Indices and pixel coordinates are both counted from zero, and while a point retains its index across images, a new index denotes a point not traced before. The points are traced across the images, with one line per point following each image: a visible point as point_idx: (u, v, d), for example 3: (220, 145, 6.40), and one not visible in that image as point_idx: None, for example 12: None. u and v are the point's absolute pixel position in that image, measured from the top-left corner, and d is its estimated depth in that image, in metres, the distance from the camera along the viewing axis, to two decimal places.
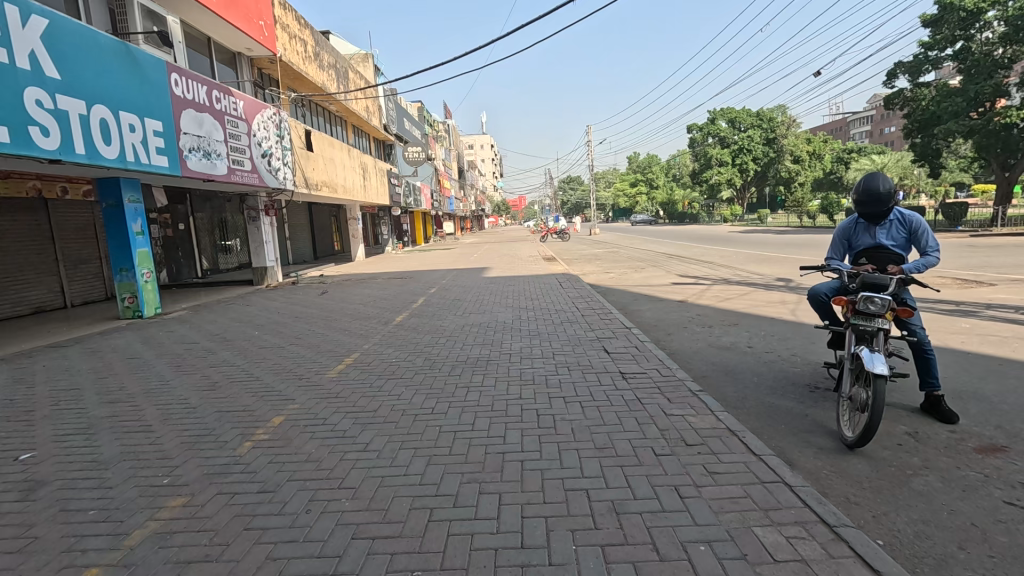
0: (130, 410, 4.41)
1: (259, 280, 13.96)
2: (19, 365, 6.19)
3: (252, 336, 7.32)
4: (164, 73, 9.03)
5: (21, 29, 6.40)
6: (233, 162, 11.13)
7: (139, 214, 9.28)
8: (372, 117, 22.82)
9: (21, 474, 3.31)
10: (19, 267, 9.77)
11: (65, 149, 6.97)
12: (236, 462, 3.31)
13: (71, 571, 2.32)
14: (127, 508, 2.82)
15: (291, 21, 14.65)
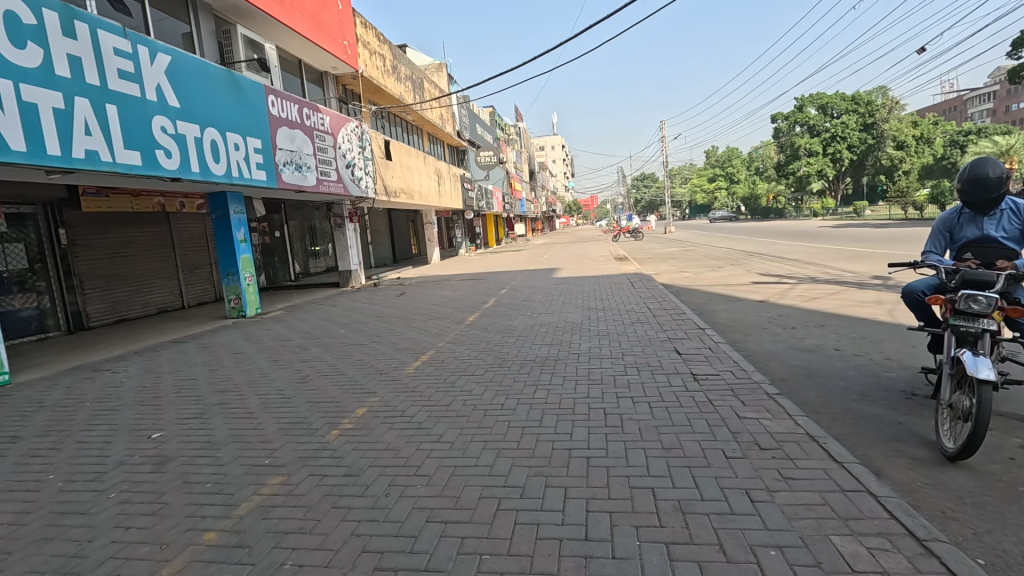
0: (237, 398, 4.98)
1: (344, 282, 14.98)
2: (150, 358, 7.14)
3: (338, 334, 7.91)
4: (262, 96, 10.00)
5: (149, 66, 7.39)
6: (322, 174, 12.04)
7: (243, 223, 10.30)
8: (446, 124, 23.65)
9: (153, 450, 3.86)
10: (147, 273, 11.21)
11: (184, 168, 7.93)
12: (326, 447, 3.65)
13: (193, 534, 2.69)
14: (236, 483, 3.21)
15: (371, 38, 15.60)
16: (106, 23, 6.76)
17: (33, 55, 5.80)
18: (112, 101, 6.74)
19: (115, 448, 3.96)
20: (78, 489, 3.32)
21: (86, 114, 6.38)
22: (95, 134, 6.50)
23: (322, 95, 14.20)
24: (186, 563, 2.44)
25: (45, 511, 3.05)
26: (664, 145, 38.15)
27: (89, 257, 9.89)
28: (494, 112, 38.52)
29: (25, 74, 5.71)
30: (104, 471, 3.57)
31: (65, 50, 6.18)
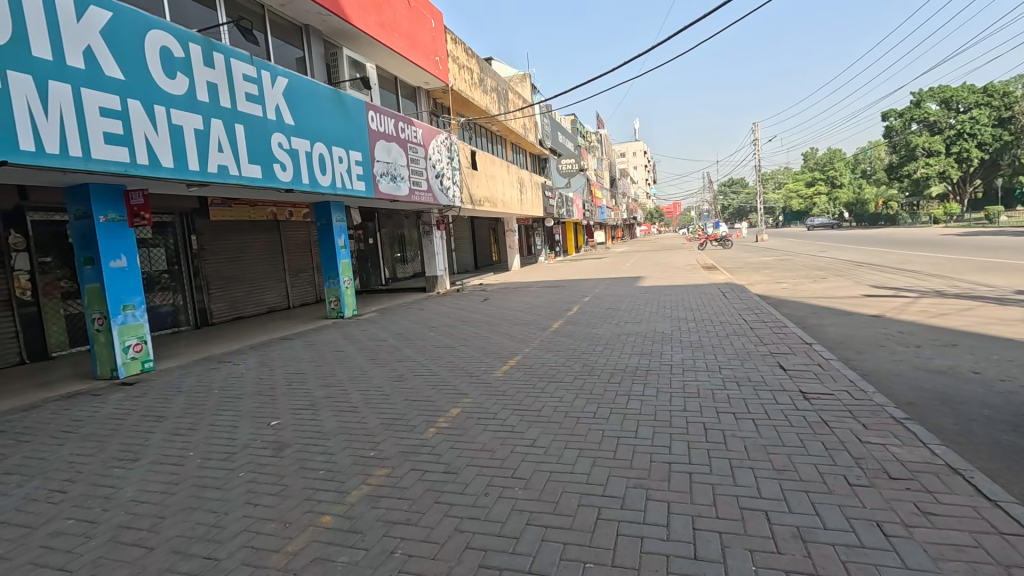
0: (341, 393, 5.35)
1: (430, 287, 15.59)
2: (264, 352, 7.86)
3: (428, 336, 8.23)
4: (363, 112, 10.73)
5: (270, 88, 8.19)
6: (414, 184, 12.64)
7: (343, 231, 11.07)
8: (529, 134, 23.94)
9: (272, 436, 4.24)
10: (260, 275, 12.38)
11: (296, 180, 8.67)
12: (425, 444, 3.80)
13: (312, 515, 2.91)
14: (346, 472, 3.44)
15: (461, 52, 16.22)
16: (237, 52, 7.59)
17: (180, 84, 6.65)
18: (240, 121, 7.55)
19: (241, 432, 4.40)
20: (212, 466, 3.72)
21: (220, 134, 7.19)
22: (226, 151, 7.30)
23: (415, 110, 14.96)
24: (307, 542, 2.64)
25: (188, 484, 3.44)
26: (757, 148, 35.97)
27: (214, 261, 11.11)
28: (576, 120, 38.45)
29: (174, 100, 6.56)
30: (233, 451, 3.98)
31: (205, 77, 7.02)
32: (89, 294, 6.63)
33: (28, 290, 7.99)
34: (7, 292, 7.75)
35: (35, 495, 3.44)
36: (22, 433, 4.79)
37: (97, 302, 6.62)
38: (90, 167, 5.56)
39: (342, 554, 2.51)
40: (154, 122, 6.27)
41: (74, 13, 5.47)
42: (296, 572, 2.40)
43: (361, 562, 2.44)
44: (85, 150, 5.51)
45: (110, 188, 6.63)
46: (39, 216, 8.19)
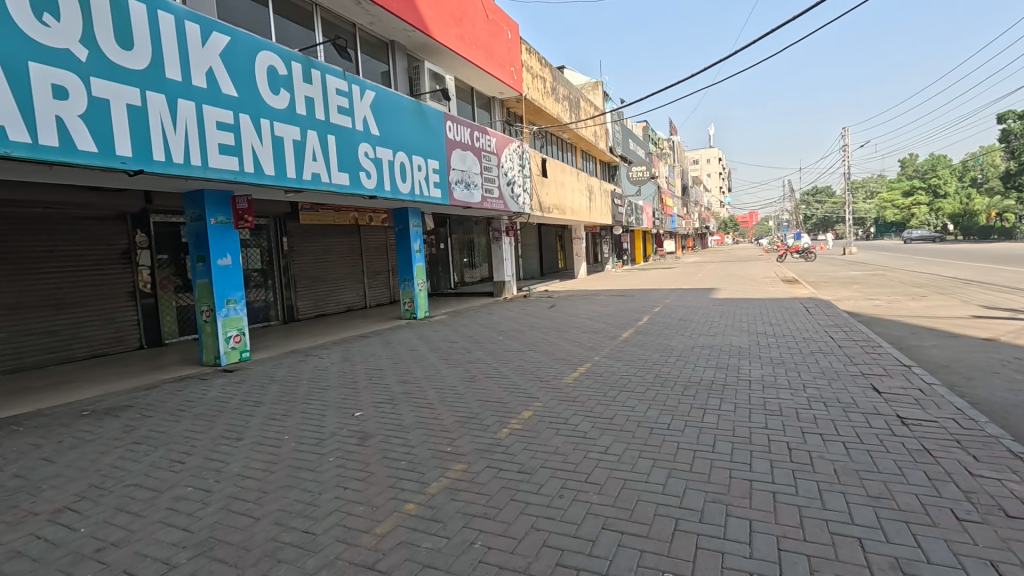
0: (417, 390, 5.61)
1: (498, 293, 15.85)
2: (345, 348, 8.37)
3: (497, 340, 8.41)
4: (441, 122, 11.18)
5: (359, 101, 8.76)
6: (486, 191, 12.96)
7: (419, 235, 11.55)
8: (599, 141, 23.82)
9: (357, 426, 4.53)
10: (341, 276, 13.18)
11: (379, 187, 9.18)
12: (499, 443, 3.92)
13: (397, 502, 3.10)
14: (426, 464, 3.62)
15: (535, 62, 16.48)
16: (331, 68, 8.20)
17: (283, 99, 7.29)
18: (332, 132, 8.14)
19: (329, 420, 4.75)
20: (305, 450, 4.05)
21: (314, 144, 7.79)
22: (319, 160, 7.88)
23: (489, 119, 15.38)
24: (393, 526, 2.82)
25: (285, 464, 3.77)
26: (846, 155, 33.50)
27: (301, 261, 11.98)
28: (648, 127, 37.72)
29: (277, 114, 7.19)
30: (323, 437, 4.30)
31: (303, 92, 7.64)
32: (199, 289, 7.38)
33: (148, 283, 9.01)
34: (132, 285, 8.79)
35: (159, 464, 3.91)
36: (145, 409, 5.42)
37: (206, 296, 7.35)
38: (206, 174, 6.22)
39: (426, 540, 2.66)
40: (260, 134, 6.91)
41: (199, 38, 6.17)
42: (385, 553, 2.57)
43: (443, 549, 2.57)
44: (203, 159, 6.18)
45: (221, 194, 7.36)
46: (159, 217, 9.22)
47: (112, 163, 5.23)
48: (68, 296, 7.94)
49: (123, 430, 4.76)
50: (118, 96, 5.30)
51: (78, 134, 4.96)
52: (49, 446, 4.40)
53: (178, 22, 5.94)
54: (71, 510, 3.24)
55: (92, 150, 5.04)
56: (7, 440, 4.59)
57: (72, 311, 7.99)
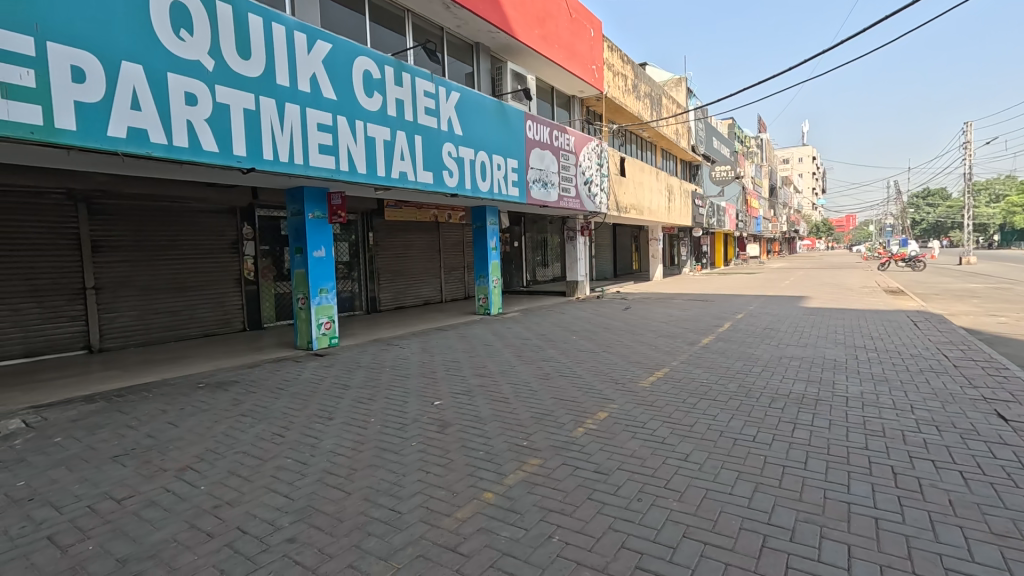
0: (493, 384, 5.74)
1: (570, 292, 15.76)
2: (423, 340, 8.72)
3: (571, 340, 8.37)
4: (522, 122, 11.31)
5: (445, 102, 9.07)
6: (563, 190, 12.94)
7: (495, 233, 11.75)
8: (681, 140, 22.94)
9: (437, 414, 4.73)
10: (420, 271, 13.74)
11: (460, 185, 9.44)
12: (575, 442, 3.93)
13: (476, 490, 3.20)
14: (502, 456, 3.71)
15: (617, 59, 16.19)
16: (421, 71, 8.56)
17: (376, 101, 7.71)
18: (419, 133, 8.50)
19: (411, 407, 4.99)
20: (390, 433, 4.29)
21: (402, 144, 8.17)
22: (406, 160, 8.26)
23: (568, 118, 15.33)
24: (473, 513, 2.92)
25: (372, 445, 4.02)
26: (968, 153, 29.76)
27: (384, 255, 12.62)
28: (735, 124, 35.79)
29: (370, 115, 7.62)
30: (406, 423, 4.53)
31: (394, 95, 8.05)
32: (297, 278, 8.00)
33: (252, 271, 9.90)
34: (239, 272, 9.69)
35: (263, 435, 4.31)
36: (249, 386, 5.98)
37: (302, 284, 7.95)
38: (308, 172, 6.72)
39: (504, 529, 2.73)
40: (355, 134, 7.36)
41: (306, 46, 6.68)
42: (466, 537, 2.67)
43: (521, 540, 2.63)
44: (305, 158, 6.69)
45: (318, 191, 7.92)
46: (263, 212, 10.08)
47: (230, 162, 5.81)
48: (187, 281, 8.91)
49: (232, 403, 5.29)
50: (236, 102, 5.87)
51: (204, 135, 5.55)
52: (173, 412, 4.99)
53: (289, 32, 6.47)
54: (192, 470, 3.66)
55: (214, 150, 5.62)
56: (140, 405, 5.25)
57: (190, 294, 8.97)
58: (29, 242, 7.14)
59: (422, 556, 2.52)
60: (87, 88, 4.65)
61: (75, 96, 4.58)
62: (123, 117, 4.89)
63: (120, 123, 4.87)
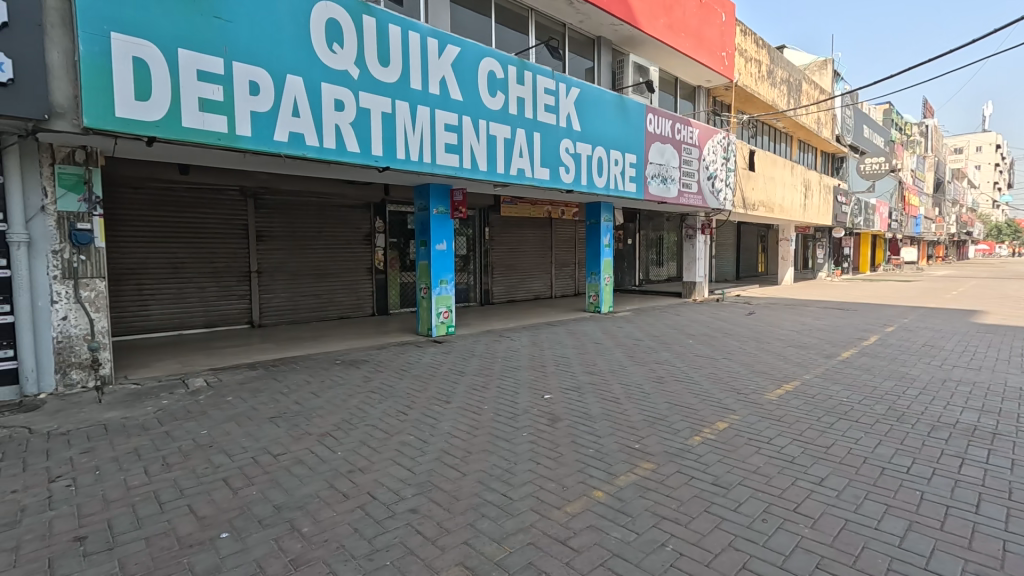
0: (603, 382, 5.68)
1: (687, 294, 14.96)
2: (534, 334, 8.88)
3: (687, 343, 7.98)
4: (642, 115, 10.94)
5: (565, 98, 9.08)
6: (684, 186, 12.30)
7: (609, 230, 11.53)
8: (824, 129, 20.58)
9: (547, 407, 4.80)
10: (532, 266, 13.97)
11: (576, 181, 9.40)
12: (691, 450, 3.75)
13: (585, 487, 3.20)
14: (613, 456, 3.66)
15: (750, 44, 14.95)
16: (542, 69, 8.66)
17: (499, 100, 7.96)
18: (538, 130, 8.62)
19: (522, 398, 5.12)
20: (502, 421, 4.44)
21: (521, 141, 8.34)
22: (524, 157, 8.42)
23: (692, 110, 14.51)
24: (583, 509, 2.93)
25: (486, 431, 4.20)
26: None
27: (499, 250, 13.04)
28: (892, 108, 31.24)
29: (492, 114, 7.89)
30: (517, 413, 4.66)
31: (516, 93, 8.24)
32: (420, 269, 8.55)
33: (381, 262, 10.82)
34: (371, 262, 10.64)
35: (389, 411, 4.71)
36: (377, 365, 6.56)
37: (424, 275, 8.49)
38: (434, 170, 7.16)
39: (615, 529, 2.70)
40: (477, 133, 7.68)
41: (437, 51, 7.10)
42: (576, 532, 2.69)
43: (632, 543, 2.58)
44: (432, 157, 7.12)
45: (443, 187, 8.39)
46: (393, 207, 10.94)
47: (368, 161, 6.38)
48: (328, 268, 9.99)
49: (363, 380, 5.85)
50: (376, 106, 6.42)
51: (348, 138, 6.16)
52: (316, 383, 5.66)
53: (422, 39, 6.92)
54: (330, 436, 4.12)
55: (356, 151, 6.22)
56: (289, 375, 6.03)
57: (331, 280, 10.05)
58: (213, 231, 8.53)
59: (533, 544, 2.58)
60: (260, 99, 5.40)
61: (251, 107, 5.34)
62: (286, 123, 5.61)
63: (283, 129, 5.59)
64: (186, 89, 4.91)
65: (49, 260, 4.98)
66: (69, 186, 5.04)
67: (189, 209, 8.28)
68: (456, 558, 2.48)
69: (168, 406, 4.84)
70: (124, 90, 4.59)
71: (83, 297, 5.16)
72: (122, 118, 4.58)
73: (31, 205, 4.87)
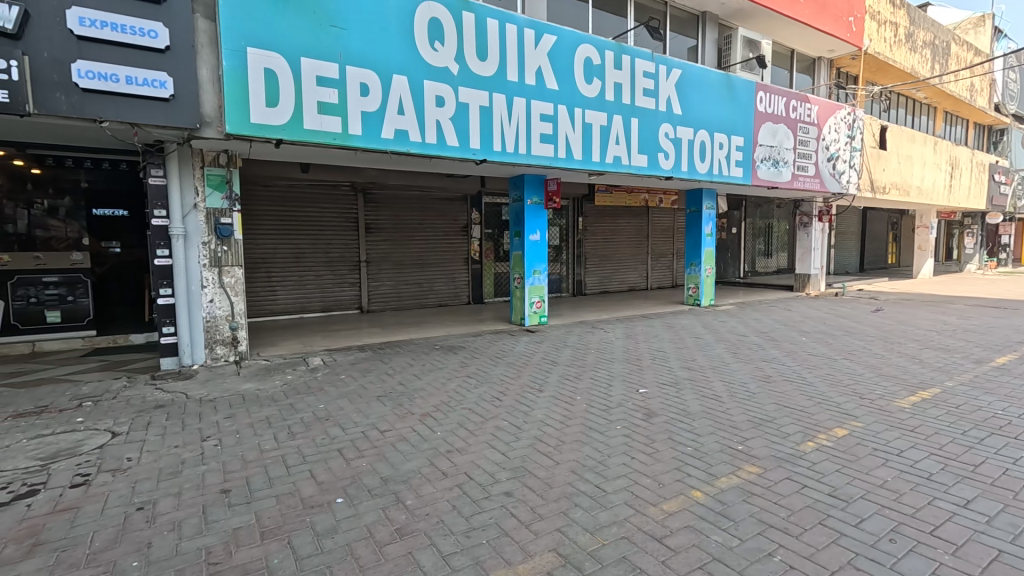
0: (703, 379, 5.40)
1: (800, 287, 13.70)
2: (629, 326, 8.66)
3: (799, 341, 7.33)
4: (752, 94, 10.11)
5: (665, 81, 8.67)
6: (799, 169, 11.22)
7: (712, 218, 10.85)
8: (978, 97, 17.63)
9: (642, 401, 4.67)
10: (627, 256, 13.63)
11: (676, 167, 8.96)
12: (804, 456, 3.45)
13: (683, 485, 3.08)
14: (714, 456, 3.48)
15: (885, 5, 13.17)
16: (641, 51, 8.32)
17: (595, 87, 7.80)
18: (635, 115, 8.32)
19: (616, 391, 5.04)
20: (595, 413, 4.41)
21: (618, 128, 8.11)
22: (621, 144, 8.18)
23: (811, 84, 13.14)
24: (680, 507, 2.83)
25: (579, 421, 4.20)
26: None
27: (592, 240, 12.87)
28: None
29: (588, 102, 7.75)
30: (611, 405, 4.60)
31: (613, 79, 8.02)
32: (515, 259, 8.69)
33: (477, 252, 11.15)
34: (467, 252, 11.01)
35: (485, 397, 4.87)
36: (473, 352, 6.80)
37: (518, 266, 8.61)
38: (530, 160, 7.21)
39: (715, 532, 2.58)
40: (573, 121, 7.59)
41: (534, 41, 7.10)
42: (673, 531, 2.61)
43: (734, 549, 2.44)
44: (527, 148, 7.16)
45: (537, 178, 8.42)
46: (489, 199, 11.19)
47: (467, 155, 6.59)
48: (428, 258, 10.51)
49: (461, 365, 6.11)
50: (474, 100, 6.59)
51: (448, 133, 6.40)
52: (419, 367, 6.01)
53: (519, 30, 6.95)
54: (431, 417, 4.35)
55: (455, 145, 6.45)
56: (394, 358, 6.46)
57: (431, 270, 10.57)
58: (329, 224, 9.34)
59: (627, 539, 2.55)
60: (369, 100, 5.78)
61: (362, 108, 5.74)
62: (392, 121, 5.96)
63: (390, 127, 5.94)
64: (307, 94, 5.39)
65: (200, 251, 5.77)
66: (215, 185, 5.78)
67: (310, 204, 9.13)
68: (550, 544, 2.52)
69: (292, 381, 5.41)
70: (258, 98, 5.15)
71: (225, 283, 5.91)
72: (256, 124, 5.15)
73: (187, 203, 5.66)
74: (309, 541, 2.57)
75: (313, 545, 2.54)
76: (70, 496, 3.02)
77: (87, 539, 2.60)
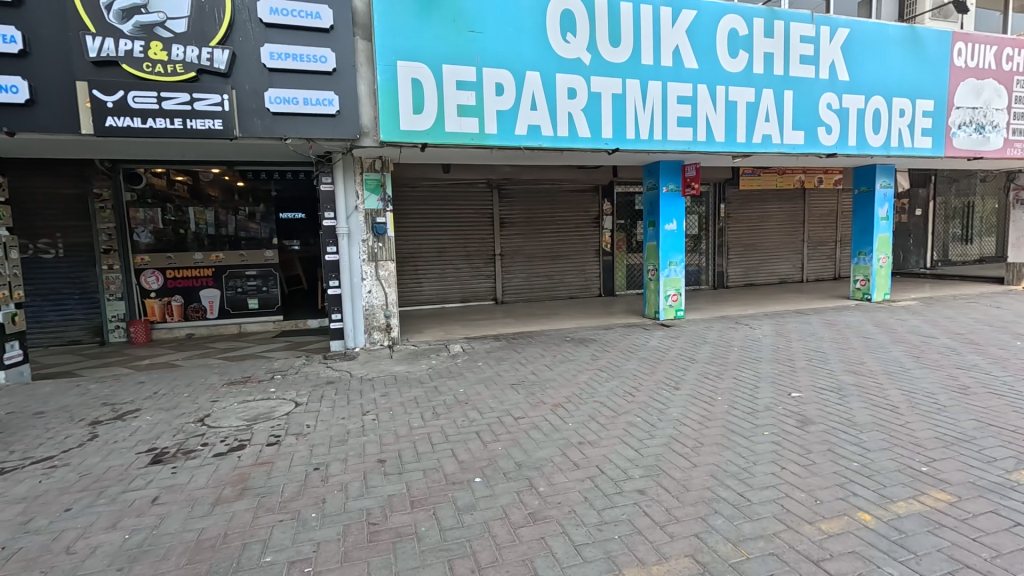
0: (874, 385, 4.67)
1: (1011, 280, 11.12)
2: (779, 323, 7.82)
3: (1012, 345, 5.97)
4: (947, 46, 8.38)
5: (828, 44, 7.58)
6: (1015, 133, 9.07)
7: (888, 199, 9.28)
8: None
9: (795, 407, 4.20)
10: (778, 245, 12.30)
11: (840, 142, 7.84)
12: (1017, 488, 2.81)
13: (846, 505, 2.71)
14: (888, 475, 3.01)
15: None
16: (798, 14, 7.39)
17: (741, 61, 7.13)
18: (790, 87, 7.43)
19: (764, 393, 4.59)
20: (739, 416, 4.08)
21: (769, 104, 7.31)
22: (772, 121, 7.38)
23: None
24: (843, 530, 2.50)
25: (719, 424, 3.92)
26: None
27: (736, 228, 11.84)
28: None
29: (732, 78, 7.11)
30: (757, 409, 4.21)
31: (763, 49, 7.25)
32: (649, 250, 8.37)
33: (609, 243, 10.95)
34: (599, 244, 10.86)
35: (617, 391, 4.80)
36: (605, 345, 6.72)
37: (653, 257, 8.27)
38: (665, 146, 6.86)
39: (888, 563, 2.24)
40: (715, 101, 7.03)
41: (671, 19, 6.71)
42: (833, 555, 2.32)
43: None
44: (663, 133, 6.82)
45: (674, 164, 7.98)
46: (621, 188, 10.88)
47: (599, 145, 6.49)
48: (560, 250, 10.61)
49: (592, 358, 6.08)
50: (607, 89, 6.46)
51: (580, 124, 6.36)
52: (551, 358, 6.12)
53: (655, 10, 6.63)
54: (563, 407, 4.41)
55: (587, 136, 6.39)
56: (527, 348, 6.66)
57: (562, 262, 10.65)
58: (467, 220, 9.91)
59: (775, 556, 2.33)
60: (504, 99, 5.99)
61: (497, 107, 5.97)
62: (525, 117, 6.10)
63: (523, 123, 6.09)
64: (448, 98, 5.76)
65: (360, 247, 6.52)
66: (371, 188, 6.48)
67: (450, 201, 9.77)
68: (686, 549, 2.41)
69: (436, 366, 5.88)
70: (406, 106, 5.65)
71: (380, 275, 6.61)
72: (405, 130, 5.66)
73: (350, 205, 6.43)
74: (451, 514, 2.78)
75: (455, 518, 2.75)
76: (267, 452, 3.66)
77: (279, 489, 3.13)
